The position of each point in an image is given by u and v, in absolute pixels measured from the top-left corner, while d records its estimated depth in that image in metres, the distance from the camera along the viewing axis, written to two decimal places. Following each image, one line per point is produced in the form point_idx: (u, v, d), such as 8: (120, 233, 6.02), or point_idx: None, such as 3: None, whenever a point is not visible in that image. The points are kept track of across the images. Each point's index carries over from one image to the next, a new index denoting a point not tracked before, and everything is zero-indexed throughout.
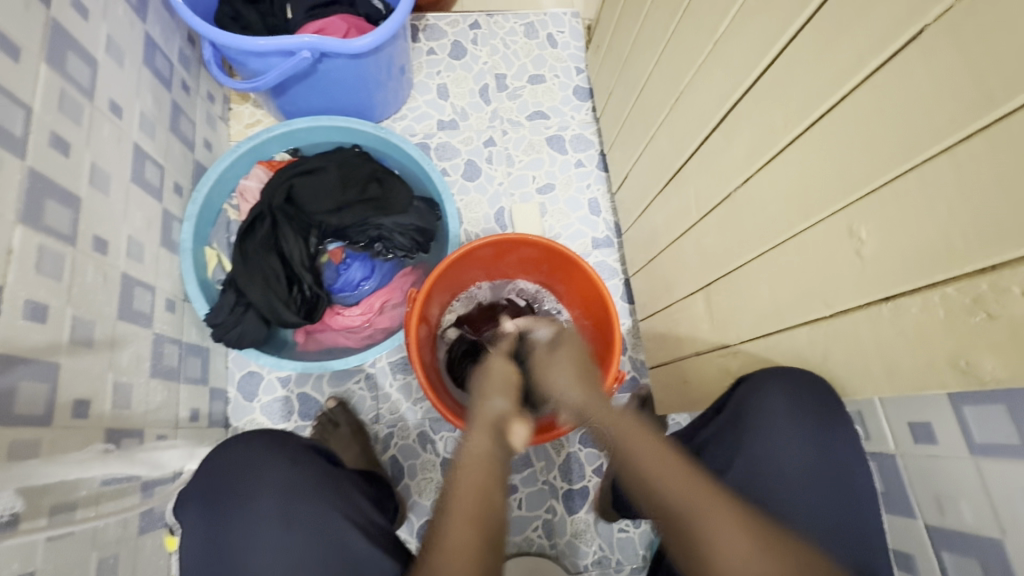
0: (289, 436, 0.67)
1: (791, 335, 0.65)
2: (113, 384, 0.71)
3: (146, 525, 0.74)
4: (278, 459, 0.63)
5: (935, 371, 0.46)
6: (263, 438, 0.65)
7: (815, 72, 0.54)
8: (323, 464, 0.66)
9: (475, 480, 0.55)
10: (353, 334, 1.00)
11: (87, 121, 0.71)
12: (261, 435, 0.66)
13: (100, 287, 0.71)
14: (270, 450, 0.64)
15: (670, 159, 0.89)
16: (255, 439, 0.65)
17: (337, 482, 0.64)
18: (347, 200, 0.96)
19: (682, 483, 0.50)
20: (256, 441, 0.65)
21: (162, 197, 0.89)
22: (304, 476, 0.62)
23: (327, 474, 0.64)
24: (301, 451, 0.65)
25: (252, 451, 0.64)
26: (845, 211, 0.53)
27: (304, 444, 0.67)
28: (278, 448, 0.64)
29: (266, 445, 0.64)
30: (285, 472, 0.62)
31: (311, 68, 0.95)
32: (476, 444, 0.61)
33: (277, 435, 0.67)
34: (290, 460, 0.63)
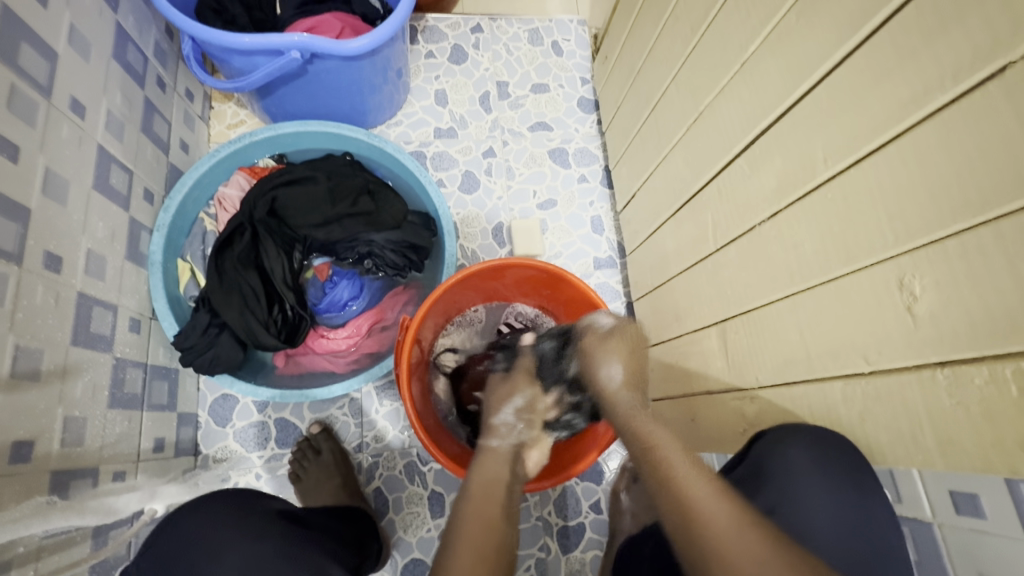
0: (256, 505, 0.59)
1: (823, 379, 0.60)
2: (64, 419, 0.64)
3: (97, 575, 0.67)
4: (246, 533, 0.54)
5: (986, 447, 0.42)
6: (226, 505, 0.57)
7: (875, 101, 0.49)
8: (299, 536, 0.58)
9: (484, 510, 0.56)
10: (337, 357, 0.92)
11: (43, 121, 0.63)
12: (226, 499, 0.59)
13: (51, 310, 0.63)
14: (237, 524, 0.55)
15: (683, 183, 0.84)
16: (218, 503, 0.58)
17: (314, 556, 0.56)
18: (336, 213, 0.88)
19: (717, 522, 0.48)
20: (219, 507, 0.57)
21: (130, 205, 0.81)
22: (279, 551, 0.54)
23: (304, 549, 0.56)
24: (271, 523, 0.57)
25: (214, 524, 0.55)
26: (896, 260, 0.48)
27: (274, 514, 0.59)
28: (244, 520, 0.56)
29: (231, 517, 0.56)
30: (256, 548, 0.53)
31: (301, 69, 0.87)
32: (491, 467, 0.62)
33: (243, 502, 0.59)
34: (261, 534, 0.55)
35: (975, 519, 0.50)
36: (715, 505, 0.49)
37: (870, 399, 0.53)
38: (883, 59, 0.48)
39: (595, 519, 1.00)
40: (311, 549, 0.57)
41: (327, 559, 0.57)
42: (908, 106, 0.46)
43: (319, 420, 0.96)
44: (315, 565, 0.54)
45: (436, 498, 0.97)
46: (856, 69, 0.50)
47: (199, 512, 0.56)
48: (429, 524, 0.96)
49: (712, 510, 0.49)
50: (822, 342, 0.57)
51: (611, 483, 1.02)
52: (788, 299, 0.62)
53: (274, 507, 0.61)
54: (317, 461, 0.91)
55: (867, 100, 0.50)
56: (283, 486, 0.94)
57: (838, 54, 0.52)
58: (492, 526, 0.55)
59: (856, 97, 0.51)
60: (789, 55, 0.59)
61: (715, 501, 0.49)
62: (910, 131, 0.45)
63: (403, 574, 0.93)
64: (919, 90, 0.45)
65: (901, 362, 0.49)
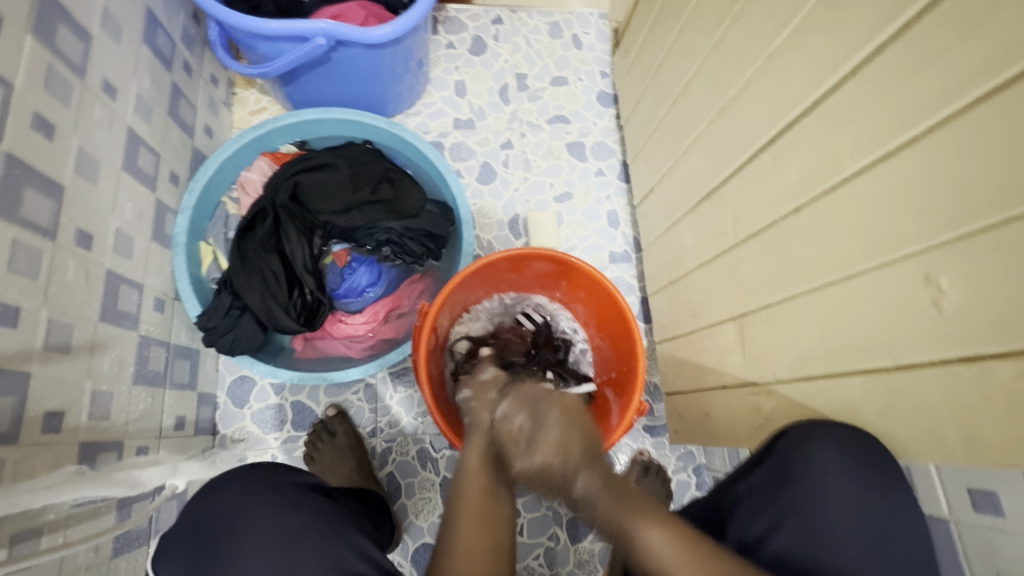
0: (286, 477, 0.60)
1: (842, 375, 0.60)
2: (91, 393, 0.65)
3: (120, 546, 0.69)
4: (275, 507, 0.55)
5: (1009, 444, 0.42)
6: (255, 478, 0.58)
7: (906, 96, 0.48)
8: (325, 510, 0.58)
9: (475, 504, 0.61)
10: (354, 343, 0.93)
11: (77, 101, 0.64)
12: (255, 471, 0.59)
13: (81, 287, 0.64)
14: (266, 497, 0.56)
15: (703, 177, 0.84)
16: (245, 478, 0.58)
17: (339, 531, 0.57)
18: (356, 201, 0.90)
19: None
20: (248, 480, 0.58)
21: (156, 187, 0.82)
22: (305, 526, 0.55)
23: (330, 524, 0.57)
24: (299, 497, 0.58)
25: (244, 495, 0.56)
26: (923, 254, 0.47)
27: (303, 487, 0.60)
28: (274, 493, 0.57)
29: (261, 490, 0.57)
30: (284, 523, 0.54)
31: (325, 56, 0.88)
32: (473, 461, 0.66)
33: (267, 478, 0.60)
34: (289, 508, 0.56)
35: (992, 518, 0.50)
36: (677, 559, 0.54)
37: (892, 394, 0.52)
38: (916, 52, 0.47)
39: None
40: (336, 524, 0.58)
41: (351, 534, 0.58)
42: (941, 99, 0.45)
43: (335, 404, 0.97)
44: (338, 543, 0.55)
45: (448, 485, 0.98)
46: (887, 63, 0.50)
47: (229, 485, 0.57)
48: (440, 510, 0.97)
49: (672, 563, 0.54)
50: (842, 337, 0.57)
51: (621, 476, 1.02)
52: (808, 294, 0.62)
53: (304, 480, 0.62)
54: (331, 444, 0.93)
55: (899, 93, 0.49)
56: (298, 467, 0.96)
57: (870, 47, 0.52)
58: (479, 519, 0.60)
59: (887, 90, 0.50)
60: (818, 49, 0.58)
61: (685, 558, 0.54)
62: (943, 124, 0.45)
63: (413, 558, 0.94)
64: (954, 83, 0.44)
65: (924, 357, 0.48)
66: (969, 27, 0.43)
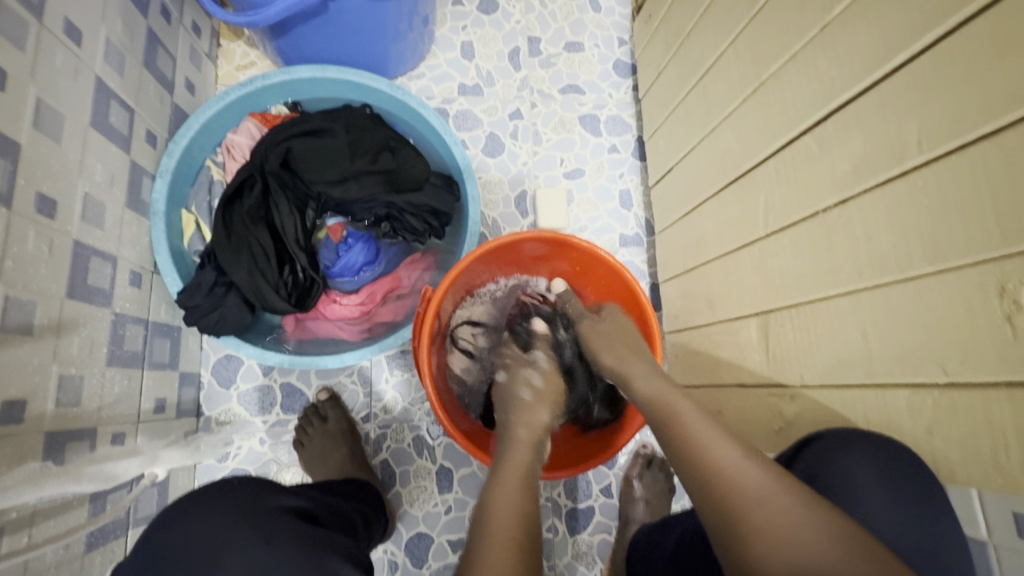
0: (258, 503, 0.55)
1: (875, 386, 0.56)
2: (59, 377, 0.59)
3: (95, 539, 0.64)
4: (243, 538, 0.49)
5: None
6: (224, 505, 0.53)
7: (994, 81, 0.42)
8: (304, 537, 0.53)
9: (512, 492, 0.53)
10: (348, 324, 0.87)
11: (33, 45, 0.56)
12: (222, 497, 0.54)
13: (44, 260, 0.57)
14: (235, 526, 0.51)
15: (730, 160, 0.77)
16: (212, 505, 0.53)
17: (319, 560, 0.51)
18: (354, 170, 0.82)
19: (750, 488, 0.43)
20: (216, 507, 0.52)
21: (131, 147, 0.74)
22: (279, 559, 0.49)
23: (310, 553, 0.51)
24: (272, 524, 0.52)
25: (210, 526, 0.51)
26: (1000, 263, 0.42)
27: (277, 513, 0.54)
28: (244, 521, 0.51)
29: (229, 519, 0.51)
30: (255, 558, 0.48)
31: (322, 6, 0.79)
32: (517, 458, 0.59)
33: (242, 499, 0.54)
34: (261, 539, 0.50)
35: None
36: (756, 476, 0.44)
37: (944, 412, 0.48)
38: (1015, 29, 0.41)
39: (605, 503, 0.98)
40: (319, 550, 0.52)
41: (333, 561, 0.52)
42: None
43: (328, 387, 0.92)
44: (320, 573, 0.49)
45: (445, 473, 0.94)
46: (978, 38, 0.43)
47: (197, 513, 0.52)
48: (436, 499, 0.93)
49: (744, 475, 0.45)
50: (887, 347, 0.53)
51: (623, 468, 0.99)
52: (849, 296, 0.57)
53: (280, 505, 0.56)
54: (322, 430, 0.88)
55: (987, 76, 0.43)
56: (287, 452, 0.91)
57: (954, 19, 0.45)
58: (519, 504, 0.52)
59: (973, 72, 0.44)
60: (890, 17, 0.51)
61: (749, 468, 0.45)
62: None
63: (407, 547, 0.91)
64: None
65: (988, 376, 0.44)
66: None
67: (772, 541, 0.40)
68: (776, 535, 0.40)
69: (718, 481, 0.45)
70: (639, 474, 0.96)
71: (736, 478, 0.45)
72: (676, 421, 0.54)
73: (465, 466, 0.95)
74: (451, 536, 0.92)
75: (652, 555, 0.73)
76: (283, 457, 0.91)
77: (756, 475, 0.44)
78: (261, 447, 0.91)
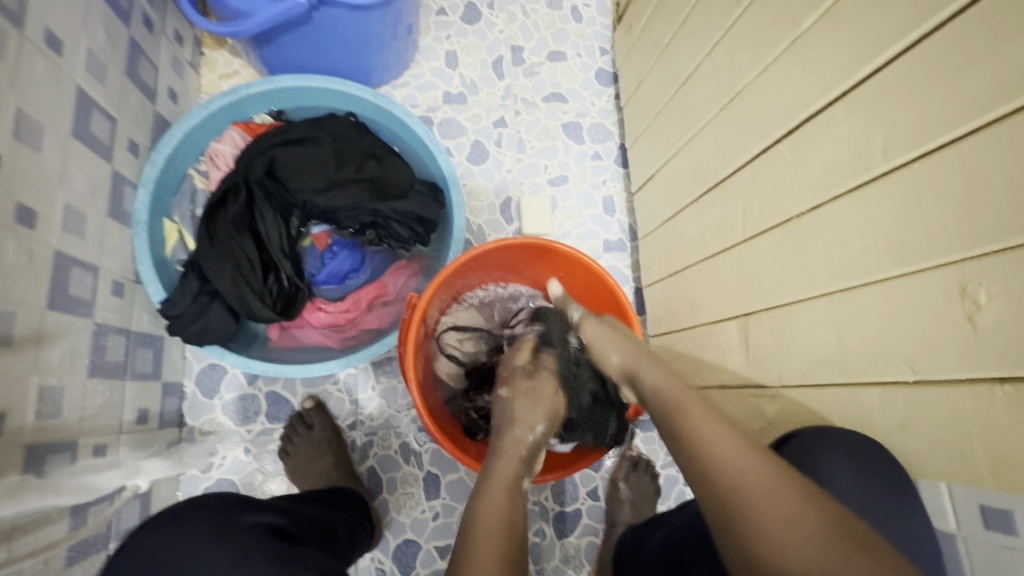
0: (233, 521, 0.54)
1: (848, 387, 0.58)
2: (39, 389, 0.59)
3: (75, 553, 0.63)
4: (213, 561, 0.50)
5: None
6: (200, 523, 0.53)
7: (951, 91, 0.44)
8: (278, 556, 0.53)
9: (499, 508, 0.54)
10: (333, 332, 0.87)
11: (13, 54, 0.56)
12: (197, 516, 0.53)
13: (24, 270, 0.57)
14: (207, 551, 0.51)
15: (708, 168, 0.79)
16: (188, 522, 0.53)
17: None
18: (340, 178, 0.83)
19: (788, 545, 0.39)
20: (191, 527, 0.52)
21: (113, 156, 0.74)
22: None
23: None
24: (246, 544, 0.52)
25: (184, 547, 0.51)
26: (961, 265, 0.44)
27: (252, 531, 0.54)
28: (216, 542, 0.51)
29: (203, 541, 0.51)
30: None
31: (307, 15, 0.79)
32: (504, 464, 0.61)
33: (215, 519, 0.53)
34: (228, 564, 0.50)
35: (1005, 536, 0.45)
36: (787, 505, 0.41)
37: (913, 409, 0.50)
38: (971, 45, 0.43)
39: (592, 505, 0.99)
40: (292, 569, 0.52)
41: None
42: (993, 97, 0.41)
43: (315, 394, 0.92)
44: None
45: (432, 479, 0.94)
46: (938, 51, 0.46)
47: (171, 533, 0.51)
48: (423, 505, 0.93)
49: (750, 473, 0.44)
50: (860, 346, 0.55)
51: (610, 470, 0.99)
52: (822, 299, 0.59)
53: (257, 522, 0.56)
54: (308, 438, 0.88)
55: (946, 87, 0.45)
56: (273, 461, 0.91)
57: (915, 33, 0.47)
58: (505, 527, 0.52)
59: (934, 83, 0.46)
60: (855, 33, 0.53)
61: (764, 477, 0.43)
62: (996, 124, 0.41)
63: (394, 555, 0.91)
64: (1015, 77, 0.40)
65: (952, 372, 0.46)
66: None
67: None
68: (778, 529, 0.40)
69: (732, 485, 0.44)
70: (625, 476, 0.97)
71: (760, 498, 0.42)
72: (681, 413, 0.54)
73: (452, 472, 0.95)
74: (439, 543, 0.92)
75: (638, 554, 0.73)
76: (268, 467, 0.90)
77: (780, 499, 0.41)
78: (247, 457, 0.90)
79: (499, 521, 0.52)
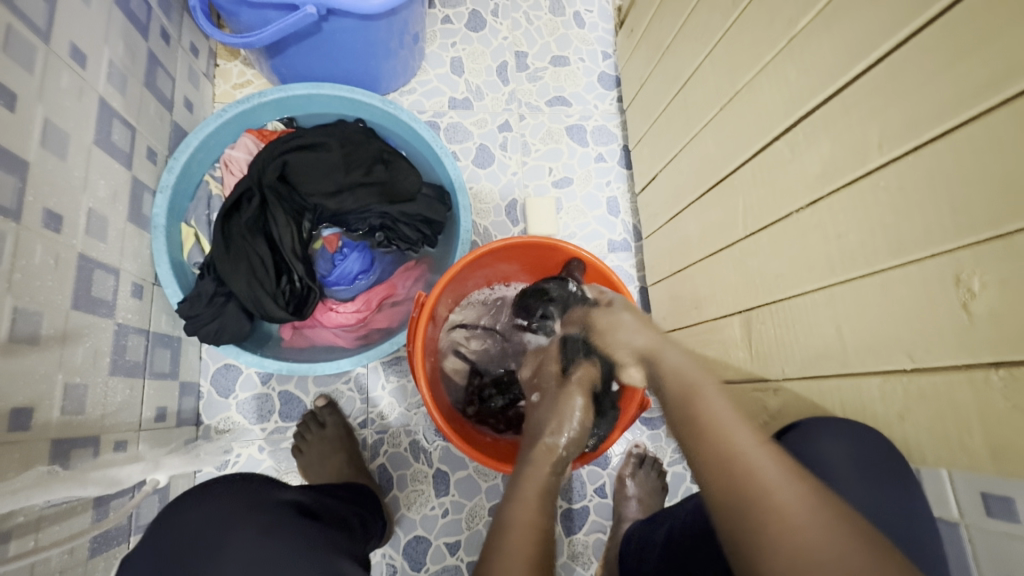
0: (262, 496, 0.57)
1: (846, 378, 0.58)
2: (64, 386, 0.61)
3: (97, 545, 0.66)
4: (246, 525, 0.52)
5: None
6: (233, 496, 0.55)
7: (939, 86, 0.46)
8: (307, 530, 0.55)
9: (527, 514, 0.53)
10: (344, 332, 0.90)
11: (42, 67, 0.59)
12: (230, 492, 0.56)
13: (50, 271, 0.60)
14: (241, 516, 0.53)
15: (709, 166, 0.81)
16: (221, 494, 0.55)
17: (319, 553, 0.53)
18: (349, 182, 0.85)
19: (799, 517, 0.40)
20: (225, 498, 0.55)
21: (132, 163, 0.77)
22: (275, 550, 0.51)
23: (307, 545, 0.53)
24: (277, 517, 0.54)
25: (220, 514, 0.53)
26: (953, 254, 0.45)
27: (281, 506, 0.56)
28: (247, 511, 0.53)
29: (237, 509, 0.54)
30: (255, 547, 0.51)
31: (317, 25, 0.82)
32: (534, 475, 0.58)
33: (248, 494, 0.56)
34: (261, 530, 0.52)
35: (1008, 525, 0.47)
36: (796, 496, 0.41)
37: (912, 397, 0.51)
38: (958, 39, 0.44)
39: (600, 503, 1.00)
40: (319, 542, 0.55)
41: (333, 555, 0.54)
42: (983, 90, 0.43)
43: (327, 393, 0.94)
44: (314, 562, 0.51)
45: (442, 477, 0.96)
46: (927, 47, 0.47)
47: (205, 505, 0.54)
48: (433, 502, 0.95)
49: (784, 495, 0.41)
50: (859, 336, 0.55)
51: (617, 468, 1.00)
52: (822, 292, 0.60)
53: (284, 498, 0.59)
54: (320, 435, 0.90)
55: (937, 82, 0.46)
56: (286, 459, 0.93)
57: (906, 30, 0.49)
58: (534, 530, 0.52)
59: (925, 78, 0.47)
60: (848, 31, 0.55)
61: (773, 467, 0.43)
62: (983, 116, 0.42)
63: (405, 551, 0.92)
64: (999, 71, 0.41)
65: (949, 360, 0.47)
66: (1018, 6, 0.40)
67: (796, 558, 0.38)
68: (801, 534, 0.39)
69: (747, 492, 0.43)
70: (632, 472, 0.98)
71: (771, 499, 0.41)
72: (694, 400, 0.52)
73: (461, 469, 0.96)
74: (450, 539, 0.93)
75: (644, 546, 0.75)
76: (281, 465, 0.92)
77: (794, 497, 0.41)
78: (261, 455, 0.92)
79: (529, 525, 0.52)
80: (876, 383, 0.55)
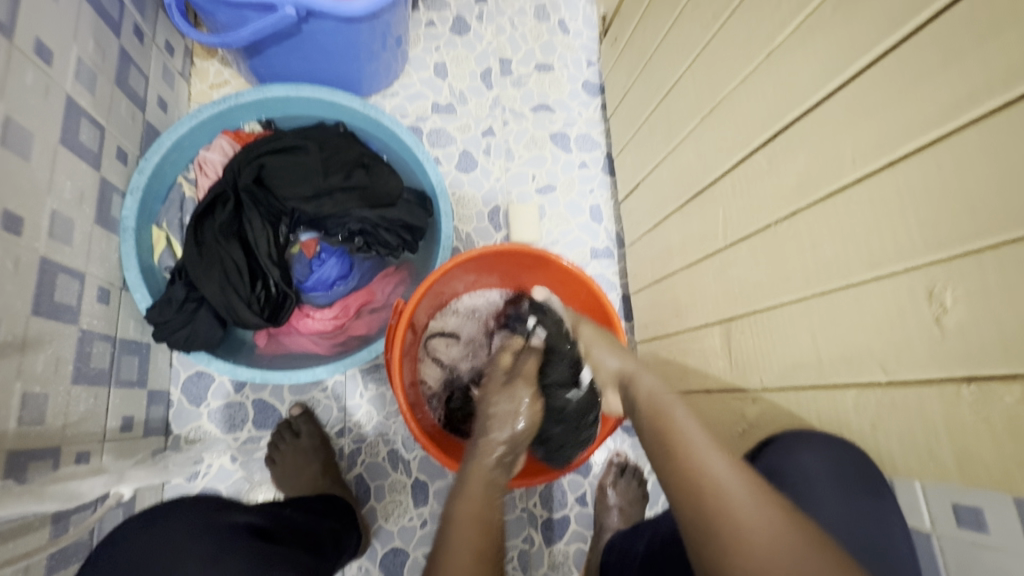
0: (214, 520, 0.55)
1: (821, 390, 0.59)
2: (22, 395, 0.59)
3: (55, 562, 0.63)
4: (195, 555, 0.50)
5: (1002, 465, 0.41)
6: (179, 523, 0.53)
7: (912, 103, 0.46)
8: (257, 551, 0.53)
9: (473, 507, 0.54)
10: (321, 338, 0.88)
11: (3, 64, 0.56)
12: (176, 521, 0.53)
13: (8, 276, 0.57)
14: (183, 542, 0.51)
15: (691, 176, 0.81)
16: (173, 519, 0.53)
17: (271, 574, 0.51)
18: (327, 186, 0.83)
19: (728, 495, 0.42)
20: (171, 525, 0.53)
21: (101, 164, 0.74)
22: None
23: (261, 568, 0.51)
24: (225, 541, 0.52)
25: (164, 544, 0.50)
26: (926, 268, 0.46)
27: (233, 532, 0.54)
28: (194, 542, 0.51)
29: (182, 537, 0.51)
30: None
31: (297, 27, 0.81)
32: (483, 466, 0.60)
33: (196, 520, 0.54)
34: (208, 559, 0.50)
35: (977, 534, 0.47)
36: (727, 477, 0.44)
37: (884, 409, 0.52)
38: (931, 57, 0.45)
39: (580, 511, 0.99)
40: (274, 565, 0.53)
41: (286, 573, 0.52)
42: (953, 106, 0.43)
43: (303, 400, 0.92)
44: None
45: (420, 487, 0.94)
46: (903, 63, 0.47)
47: (156, 529, 0.52)
48: (411, 513, 0.93)
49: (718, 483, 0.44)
50: (834, 350, 0.56)
51: (598, 477, 1.00)
52: (799, 304, 0.60)
53: (237, 521, 0.57)
54: (294, 445, 0.87)
55: (913, 96, 0.46)
56: (260, 469, 0.90)
57: (880, 47, 0.49)
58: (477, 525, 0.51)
59: (898, 94, 0.48)
60: (824, 47, 0.55)
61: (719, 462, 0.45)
62: (955, 133, 0.43)
63: (382, 562, 0.90)
64: (970, 88, 0.42)
65: (920, 373, 0.47)
66: (988, 24, 0.40)
67: (739, 536, 0.40)
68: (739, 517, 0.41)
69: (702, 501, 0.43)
70: (613, 481, 0.97)
71: (729, 507, 0.41)
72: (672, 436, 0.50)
73: (441, 480, 0.95)
74: (428, 550, 0.92)
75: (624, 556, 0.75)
76: (253, 475, 0.90)
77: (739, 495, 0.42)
78: (232, 465, 0.89)
79: (475, 519, 0.52)
80: (851, 395, 0.55)
